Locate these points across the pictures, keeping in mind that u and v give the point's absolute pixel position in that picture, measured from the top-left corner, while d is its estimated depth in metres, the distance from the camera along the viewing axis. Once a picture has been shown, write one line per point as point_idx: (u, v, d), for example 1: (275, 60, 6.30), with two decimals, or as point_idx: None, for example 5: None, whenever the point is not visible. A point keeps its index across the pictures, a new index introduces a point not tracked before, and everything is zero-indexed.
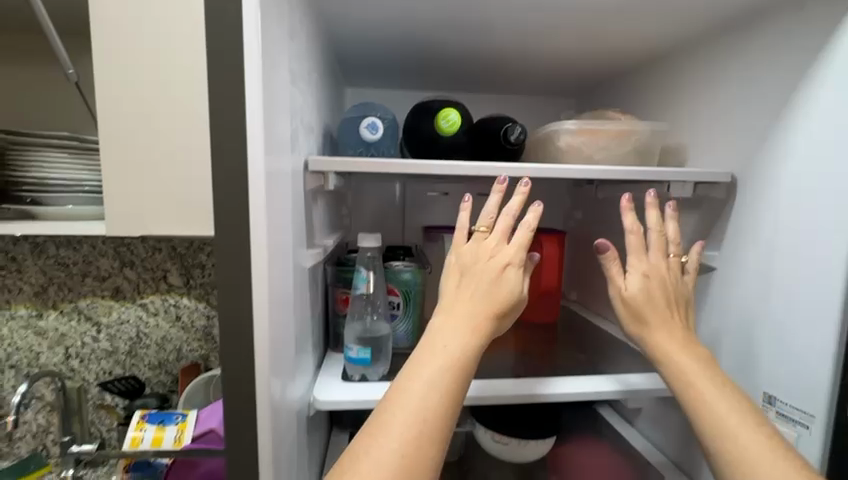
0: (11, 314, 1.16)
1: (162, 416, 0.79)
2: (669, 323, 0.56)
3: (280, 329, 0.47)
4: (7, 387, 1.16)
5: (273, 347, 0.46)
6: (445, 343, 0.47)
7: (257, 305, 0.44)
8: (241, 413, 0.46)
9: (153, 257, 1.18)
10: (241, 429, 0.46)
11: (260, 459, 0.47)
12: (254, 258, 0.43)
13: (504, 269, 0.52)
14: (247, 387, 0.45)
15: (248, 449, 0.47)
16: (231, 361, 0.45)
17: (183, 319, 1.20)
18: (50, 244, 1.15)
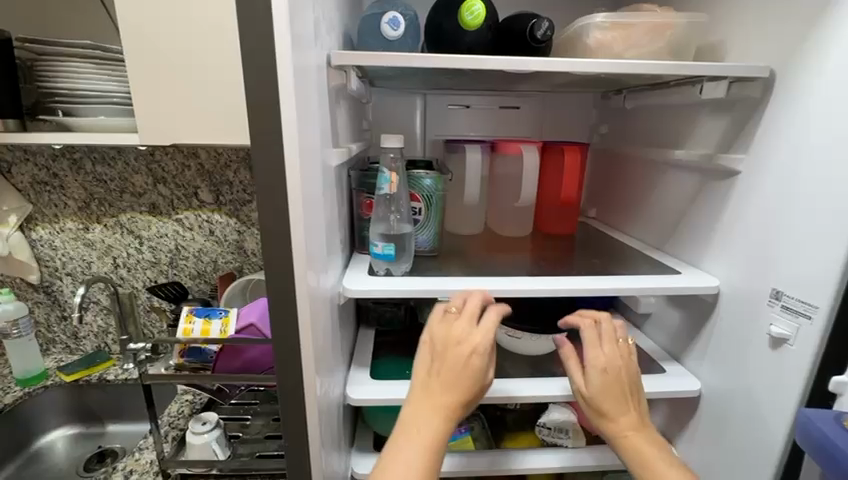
0: (61, 227, 1.25)
1: (207, 311, 0.87)
2: (624, 413, 0.60)
3: (312, 218, 0.51)
4: (67, 292, 1.29)
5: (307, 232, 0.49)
6: (416, 431, 0.51)
7: (289, 191, 0.46)
8: (279, 293, 0.50)
9: (184, 174, 1.23)
10: (283, 308, 0.51)
11: (299, 333, 0.52)
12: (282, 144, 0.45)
13: (471, 355, 0.55)
14: (286, 272, 0.49)
15: (289, 327, 0.52)
16: (270, 247, 0.48)
17: (216, 234, 1.28)
18: (87, 161, 1.21)
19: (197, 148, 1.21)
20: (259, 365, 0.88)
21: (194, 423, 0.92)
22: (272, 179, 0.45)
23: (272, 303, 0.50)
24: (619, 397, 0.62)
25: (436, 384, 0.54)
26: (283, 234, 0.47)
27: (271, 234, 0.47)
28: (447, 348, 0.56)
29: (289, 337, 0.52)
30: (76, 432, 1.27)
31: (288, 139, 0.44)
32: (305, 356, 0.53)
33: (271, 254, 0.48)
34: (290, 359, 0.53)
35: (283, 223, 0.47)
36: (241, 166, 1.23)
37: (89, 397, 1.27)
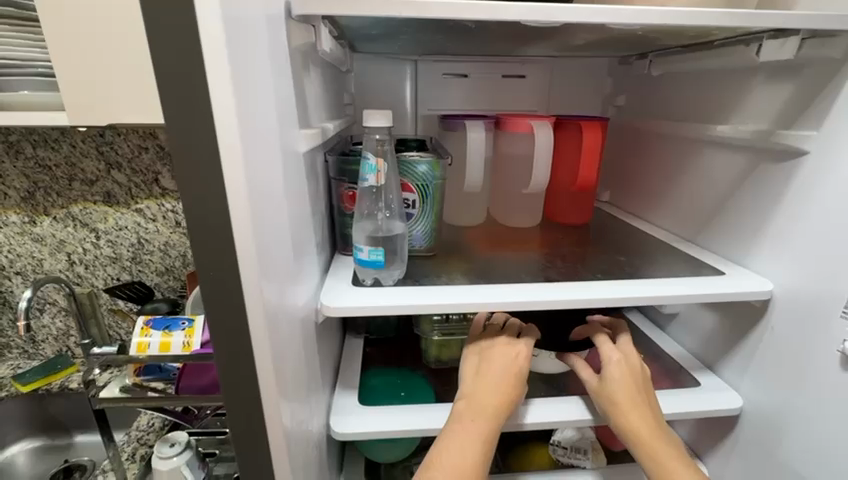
0: (3, 220, 1.09)
1: (167, 321, 0.74)
2: (639, 409, 0.54)
3: (272, 227, 0.38)
4: (17, 293, 1.15)
5: (265, 247, 0.37)
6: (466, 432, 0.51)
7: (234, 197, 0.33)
8: (229, 328, 0.38)
9: (141, 159, 1.08)
10: (236, 349, 0.38)
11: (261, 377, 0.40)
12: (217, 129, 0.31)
13: (518, 357, 0.58)
14: (234, 303, 0.36)
15: (244, 371, 0.39)
16: (212, 269, 0.35)
17: (183, 226, 1.13)
18: (27, 144, 1.05)
19: (154, 127, 1.05)
20: None
21: (161, 445, 0.81)
22: (203, 178, 0.32)
23: (220, 341, 0.38)
24: (635, 393, 0.56)
25: (480, 388, 0.55)
26: (227, 252, 0.34)
27: (211, 253, 0.34)
28: (489, 355, 0.59)
29: (247, 381, 0.40)
30: (39, 446, 1.16)
31: (223, 119, 0.31)
32: (268, 405, 0.41)
33: (215, 279, 0.36)
34: (248, 409, 0.41)
35: (225, 238, 0.34)
36: None
37: (51, 407, 1.15)
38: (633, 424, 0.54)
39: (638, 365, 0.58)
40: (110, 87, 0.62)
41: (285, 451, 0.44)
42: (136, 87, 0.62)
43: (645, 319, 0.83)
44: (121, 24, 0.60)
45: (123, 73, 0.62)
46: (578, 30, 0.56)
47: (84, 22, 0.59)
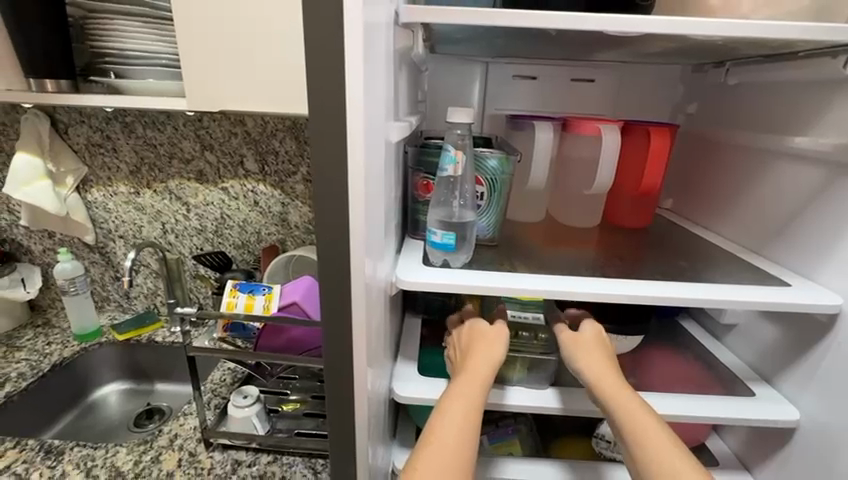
0: (113, 190, 1.26)
1: (251, 286, 0.84)
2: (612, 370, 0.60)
3: (374, 204, 0.45)
4: (119, 254, 1.32)
5: (368, 220, 0.43)
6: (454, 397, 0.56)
7: (354, 177, 0.40)
8: (333, 286, 0.45)
9: (230, 142, 1.20)
10: (338, 305, 0.46)
11: (354, 333, 0.47)
12: (348, 121, 0.37)
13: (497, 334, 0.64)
14: (340, 263, 0.44)
15: (340, 325, 0.47)
16: (325, 235, 0.42)
17: (261, 205, 1.26)
18: (138, 124, 1.20)
19: (244, 115, 1.17)
20: (301, 344, 0.85)
21: (235, 396, 0.93)
22: (332, 157, 0.39)
23: (324, 298, 0.45)
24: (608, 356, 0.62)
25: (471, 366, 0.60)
26: (342, 220, 0.42)
27: (328, 220, 0.42)
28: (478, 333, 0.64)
29: (343, 333, 0.47)
30: (126, 388, 1.32)
31: (352, 112, 0.37)
32: (356, 358, 0.49)
33: (328, 242, 0.43)
34: (339, 357, 0.49)
35: (341, 209, 0.41)
36: (287, 135, 1.18)
37: (138, 356, 1.31)
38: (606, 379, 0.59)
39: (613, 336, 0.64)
40: (226, 78, 0.72)
41: (365, 399, 0.51)
42: (245, 78, 0.72)
43: (699, 327, 0.83)
44: (239, 22, 0.69)
45: (236, 66, 0.71)
46: (657, 39, 0.58)
47: (211, 22, 0.69)
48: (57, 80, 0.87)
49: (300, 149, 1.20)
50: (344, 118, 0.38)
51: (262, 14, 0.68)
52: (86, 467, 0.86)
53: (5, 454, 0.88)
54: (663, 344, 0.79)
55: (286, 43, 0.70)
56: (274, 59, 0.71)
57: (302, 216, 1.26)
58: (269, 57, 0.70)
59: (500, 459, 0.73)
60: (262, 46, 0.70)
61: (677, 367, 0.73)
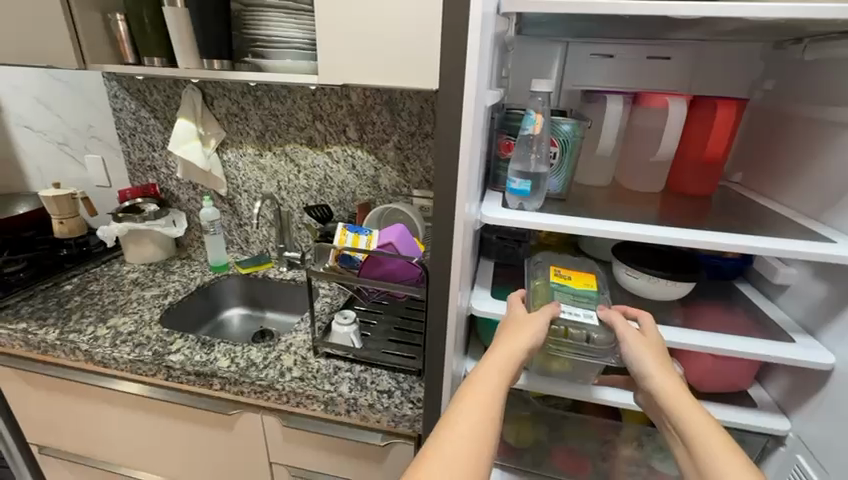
0: (243, 151, 1.55)
1: (357, 228, 1.07)
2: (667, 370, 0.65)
3: (476, 147, 0.61)
4: (244, 205, 1.63)
5: (471, 157, 0.60)
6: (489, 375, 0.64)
7: (466, 122, 0.56)
8: (441, 206, 0.62)
9: (336, 113, 1.42)
10: (444, 220, 0.63)
11: (454, 243, 0.64)
12: (466, 81, 0.54)
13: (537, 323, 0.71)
14: (448, 188, 0.60)
15: (443, 242, 0.65)
16: (441, 167, 0.60)
17: (358, 169, 1.48)
18: (265, 98, 1.46)
19: (349, 90, 1.38)
20: (394, 277, 1.05)
21: (338, 316, 1.16)
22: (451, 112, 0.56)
23: (434, 223, 0.63)
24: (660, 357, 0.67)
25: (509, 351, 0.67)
26: (454, 155, 0.58)
27: (443, 156, 0.58)
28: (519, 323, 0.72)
29: (446, 242, 0.65)
30: (246, 313, 1.64)
31: (468, 82, 0.54)
32: (453, 269, 0.66)
33: (442, 172, 0.60)
34: (441, 262, 0.66)
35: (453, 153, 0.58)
36: (384, 108, 1.38)
37: (256, 288, 1.62)
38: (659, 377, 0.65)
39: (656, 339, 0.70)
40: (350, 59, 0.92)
41: (454, 311, 0.69)
42: (365, 58, 0.91)
43: (755, 290, 0.90)
44: (364, 14, 0.88)
45: (359, 49, 0.91)
46: (724, 19, 0.67)
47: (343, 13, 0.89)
48: (221, 60, 1.13)
49: (393, 120, 1.39)
50: (464, 80, 0.54)
51: (382, 6, 0.87)
52: (231, 355, 1.14)
53: (176, 341, 1.20)
54: (716, 300, 0.87)
55: (399, 28, 0.87)
56: (389, 41, 0.89)
57: (391, 180, 1.46)
58: (386, 40, 0.89)
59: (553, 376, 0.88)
60: (381, 32, 0.89)
61: (724, 317, 0.82)
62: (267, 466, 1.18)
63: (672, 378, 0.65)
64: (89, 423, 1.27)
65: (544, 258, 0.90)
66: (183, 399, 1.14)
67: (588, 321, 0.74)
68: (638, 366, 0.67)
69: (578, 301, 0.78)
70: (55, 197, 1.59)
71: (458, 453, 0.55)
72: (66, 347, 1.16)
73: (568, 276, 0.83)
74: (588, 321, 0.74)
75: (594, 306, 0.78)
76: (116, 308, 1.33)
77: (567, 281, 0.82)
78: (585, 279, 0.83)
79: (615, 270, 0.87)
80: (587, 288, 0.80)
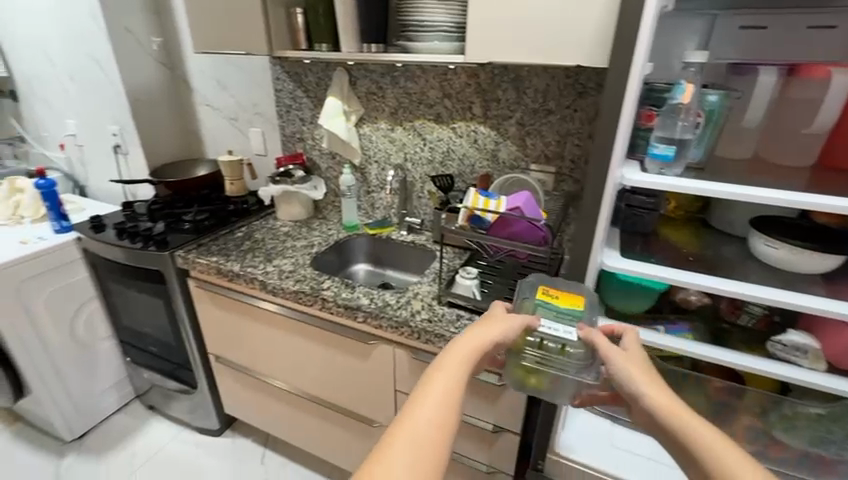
0: (378, 126, 1.76)
1: (486, 193, 1.21)
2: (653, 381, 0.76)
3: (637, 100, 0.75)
4: (373, 174, 1.86)
5: (633, 108, 0.73)
6: (454, 369, 0.75)
7: (634, 72, 0.70)
8: (601, 148, 0.76)
9: (465, 91, 1.55)
10: (601, 159, 0.77)
11: (607, 181, 0.78)
12: (639, 36, 0.68)
13: (504, 329, 0.84)
14: (609, 130, 0.75)
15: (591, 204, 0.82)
16: (607, 111, 0.74)
17: (479, 143, 1.60)
18: (401, 78, 1.64)
19: (479, 69, 1.50)
20: (520, 238, 1.17)
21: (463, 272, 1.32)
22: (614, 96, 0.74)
23: (591, 162, 0.78)
24: (648, 374, 0.78)
25: (474, 346, 0.79)
26: (618, 102, 0.73)
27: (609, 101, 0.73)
28: (488, 327, 0.84)
29: (600, 180, 0.78)
30: (370, 269, 1.89)
31: (633, 72, 0.70)
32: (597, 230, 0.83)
33: (607, 115, 0.74)
34: (592, 199, 0.81)
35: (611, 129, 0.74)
36: (510, 86, 1.47)
37: (380, 247, 1.85)
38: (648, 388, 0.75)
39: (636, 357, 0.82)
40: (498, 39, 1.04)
41: (592, 265, 0.88)
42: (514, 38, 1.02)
43: None
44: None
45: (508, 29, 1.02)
46: None
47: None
48: (378, 44, 1.32)
49: (518, 97, 1.48)
50: (637, 36, 0.69)
51: None
52: (370, 295, 1.36)
53: (326, 281, 1.45)
54: None
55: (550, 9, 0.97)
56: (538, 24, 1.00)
57: (510, 154, 1.56)
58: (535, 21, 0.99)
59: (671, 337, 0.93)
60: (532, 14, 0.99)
61: None
62: (392, 393, 1.39)
63: (652, 386, 0.75)
64: (256, 341, 1.60)
65: (537, 278, 1.00)
66: (331, 328, 1.40)
67: (567, 336, 0.85)
68: (632, 382, 0.77)
69: (560, 317, 0.89)
70: (230, 162, 1.98)
71: (427, 434, 0.65)
72: (247, 277, 1.48)
73: (556, 294, 0.94)
74: (568, 336, 0.85)
75: (575, 323, 0.88)
76: (277, 252, 1.64)
77: (554, 300, 0.93)
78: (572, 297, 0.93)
79: (751, 241, 0.90)
80: (571, 305, 0.91)
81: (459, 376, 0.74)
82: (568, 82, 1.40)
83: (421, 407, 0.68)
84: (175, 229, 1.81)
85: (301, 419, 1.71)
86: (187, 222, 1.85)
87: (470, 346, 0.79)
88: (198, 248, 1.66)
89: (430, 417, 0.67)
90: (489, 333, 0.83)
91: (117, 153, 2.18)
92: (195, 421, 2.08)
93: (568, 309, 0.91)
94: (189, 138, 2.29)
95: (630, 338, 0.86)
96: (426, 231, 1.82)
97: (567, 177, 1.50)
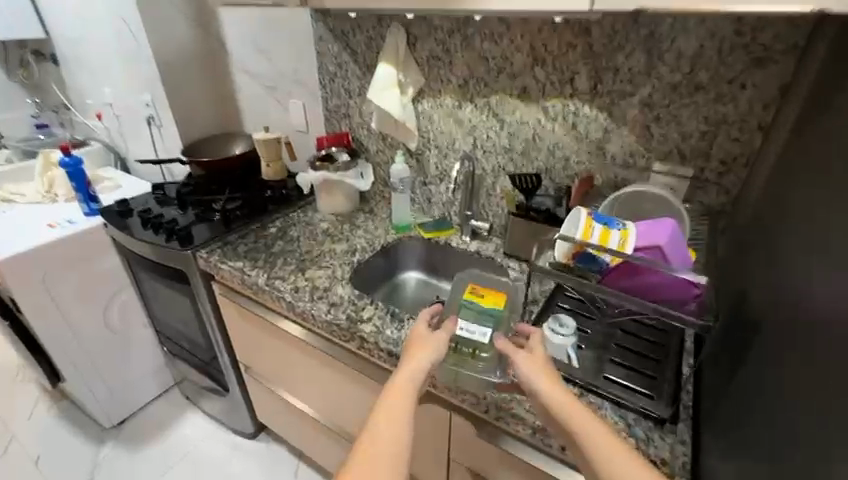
0: (440, 101, 1.36)
1: (604, 218, 0.80)
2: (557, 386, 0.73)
3: None
4: (431, 163, 1.48)
5: None
6: (394, 397, 0.73)
7: None
8: None
9: (566, 56, 1.10)
10: None
11: None
12: None
13: (437, 341, 0.83)
14: None
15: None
16: None
17: (579, 129, 1.16)
18: (476, 36, 1.21)
19: (591, 23, 1.04)
20: (658, 294, 0.76)
21: (553, 323, 0.93)
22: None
23: None
24: (550, 375, 0.76)
25: (412, 368, 0.78)
26: None
27: None
28: (420, 342, 0.84)
29: None
30: (422, 279, 1.55)
31: None
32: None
33: None
34: None
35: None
36: (639, 48, 1.00)
37: (435, 254, 1.50)
38: (550, 392, 0.72)
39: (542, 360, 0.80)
40: None
41: None
42: None
43: None
44: None
45: None
46: None
47: None
48: None
49: (649, 65, 1.01)
50: None
51: None
52: None
53: (367, 308, 1.14)
54: None
55: None
56: None
57: (624, 147, 1.12)
58: None
59: None
60: None
61: None
62: (445, 459, 1.09)
63: (557, 392, 0.73)
64: (287, 363, 1.36)
65: (469, 277, 1.05)
66: (372, 371, 1.11)
67: (481, 337, 0.89)
68: (534, 386, 0.75)
69: (481, 318, 0.93)
70: (266, 140, 1.69)
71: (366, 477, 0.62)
72: (274, 294, 1.21)
73: (481, 294, 0.99)
74: (481, 338, 0.89)
75: (492, 323, 0.93)
76: (312, 259, 1.35)
77: (479, 299, 0.97)
78: (495, 297, 0.98)
79: None
80: (492, 305, 0.95)
81: (409, 404, 0.73)
82: (736, 43, 0.91)
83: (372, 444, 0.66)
84: (203, 220, 1.58)
85: (336, 450, 1.48)
86: (217, 211, 1.61)
87: (409, 370, 0.78)
88: (223, 249, 1.41)
89: (374, 460, 0.64)
90: (423, 348, 0.82)
91: (151, 125, 1.97)
92: (229, 421, 1.94)
93: (488, 309, 0.95)
94: (226, 108, 2.03)
95: (534, 339, 0.85)
96: (495, 238, 1.44)
97: (708, 183, 1.04)
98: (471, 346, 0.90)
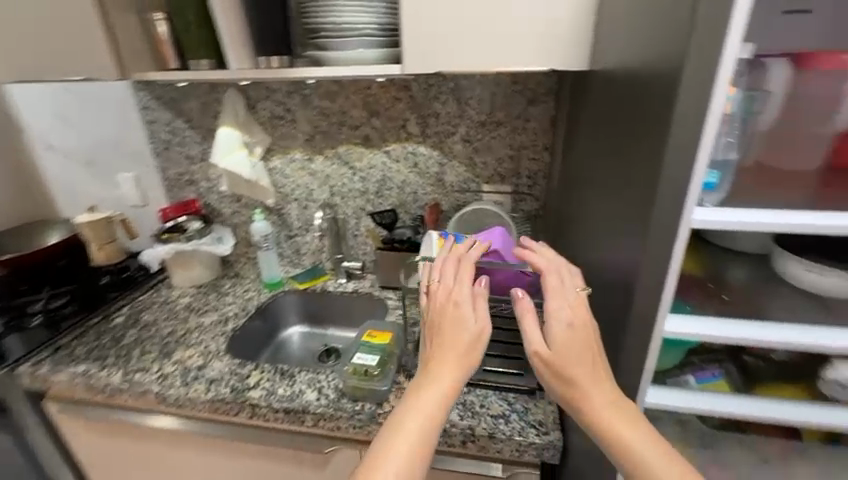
0: (291, 157, 1.42)
1: (453, 236, 0.95)
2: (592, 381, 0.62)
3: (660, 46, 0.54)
4: (294, 216, 1.51)
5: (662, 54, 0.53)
6: (421, 405, 0.61)
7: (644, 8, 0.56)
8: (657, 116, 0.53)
9: (395, 108, 1.29)
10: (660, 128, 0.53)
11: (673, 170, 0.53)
12: None
13: (471, 318, 0.69)
14: (665, 79, 0.52)
15: (659, 244, 0.57)
16: (657, 54, 0.52)
17: (420, 166, 1.35)
18: (314, 96, 1.32)
19: (409, 80, 1.25)
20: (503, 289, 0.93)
21: None
22: (662, 83, 0.52)
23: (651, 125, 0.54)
24: (586, 358, 0.64)
25: (444, 365, 0.65)
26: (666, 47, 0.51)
27: (660, 42, 0.52)
28: (447, 321, 0.69)
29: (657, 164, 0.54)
30: (306, 331, 1.50)
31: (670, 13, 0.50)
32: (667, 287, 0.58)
33: (662, 62, 0.52)
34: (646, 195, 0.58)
35: (676, 125, 0.50)
36: (449, 97, 1.24)
37: (314, 303, 1.49)
38: (586, 386, 0.62)
39: (583, 330, 0.66)
40: (441, 45, 0.83)
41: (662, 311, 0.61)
42: (464, 46, 0.82)
43: None
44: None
45: (451, 34, 0.82)
46: None
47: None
48: (279, 56, 1.00)
49: (460, 110, 1.25)
50: None
51: None
52: (317, 386, 1.03)
53: (252, 374, 1.08)
54: None
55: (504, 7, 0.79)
56: (491, 22, 0.80)
57: (458, 176, 1.33)
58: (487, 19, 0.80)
59: (707, 394, 0.74)
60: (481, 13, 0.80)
61: None
62: None
63: (596, 386, 0.62)
64: (165, 464, 1.18)
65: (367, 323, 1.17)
66: (271, 436, 1.05)
67: (371, 361, 1.00)
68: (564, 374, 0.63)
69: (373, 350, 1.05)
70: (93, 222, 1.48)
71: None
72: (136, 390, 1.06)
73: (374, 334, 1.11)
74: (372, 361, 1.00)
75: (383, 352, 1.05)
76: (177, 339, 1.23)
77: (371, 338, 1.08)
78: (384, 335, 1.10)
79: (782, 266, 0.75)
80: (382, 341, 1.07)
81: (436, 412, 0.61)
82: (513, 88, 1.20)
83: (410, 429, 0.59)
84: (17, 329, 1.29)
85: None
86: (36, 314, 1.33)
87: (446, 369, 0.64)
88: (56, 356, 1.18)
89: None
90: (449, 329, 0.68)
91: None
92: None
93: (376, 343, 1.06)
94: None
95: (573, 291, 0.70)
96: (369, 275, 1.51)
97: (525, 195, 1.31)
98: (361, 369, 0.99)
